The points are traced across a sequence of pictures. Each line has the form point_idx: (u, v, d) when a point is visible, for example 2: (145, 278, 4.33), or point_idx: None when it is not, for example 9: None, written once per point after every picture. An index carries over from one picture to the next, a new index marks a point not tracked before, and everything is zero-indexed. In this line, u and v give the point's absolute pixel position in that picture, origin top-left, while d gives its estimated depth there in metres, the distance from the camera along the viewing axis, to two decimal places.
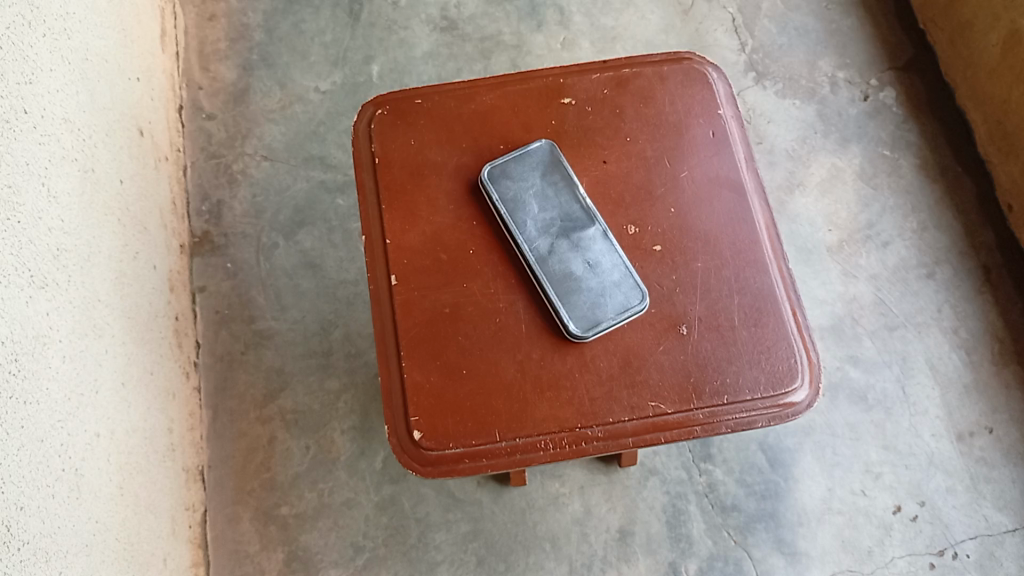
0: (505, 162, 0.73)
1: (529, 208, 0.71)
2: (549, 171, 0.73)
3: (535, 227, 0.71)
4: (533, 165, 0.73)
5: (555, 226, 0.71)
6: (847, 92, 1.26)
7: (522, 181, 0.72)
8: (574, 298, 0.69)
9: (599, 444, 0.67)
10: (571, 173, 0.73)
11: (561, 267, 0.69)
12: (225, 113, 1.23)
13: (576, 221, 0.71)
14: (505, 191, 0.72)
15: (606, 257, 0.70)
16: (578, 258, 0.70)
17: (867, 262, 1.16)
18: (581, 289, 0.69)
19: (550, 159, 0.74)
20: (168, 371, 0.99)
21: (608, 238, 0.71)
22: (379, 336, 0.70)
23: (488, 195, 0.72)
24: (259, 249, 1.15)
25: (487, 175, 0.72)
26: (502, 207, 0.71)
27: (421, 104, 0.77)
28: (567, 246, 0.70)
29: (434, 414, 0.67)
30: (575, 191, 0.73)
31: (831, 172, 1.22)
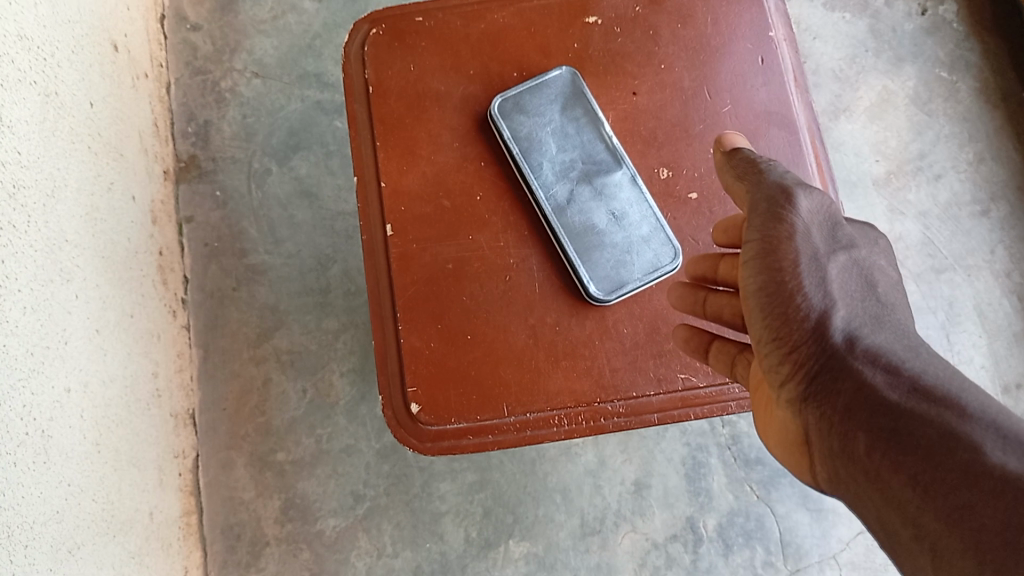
0: (518, 94, 0.63)
1: (545, 150, 0.62)
2: (569, 105, 0.63)
3: (554, 171, 0.61)
4: (550, 98, 0.63)
5: (575, 171, 0.62)
6: (903, 5, 1.12)
7: (539, 117, 0.63)
8: (596, 257, 0.60)
9: (620, 420, 0.59)
10: (595, 108, 0.63)
11: (583, 220, 0.60)
12: (211, 23, 1.11)
13: (601, 166, 0.62)
14: (519, 130, 0.62)
15: (634, 208, 0.61)
16: (601, 210, 0.61)
17: (916, 198, 1.06)
18: (606, 246, 0.60)
19: (572, 90, 0.64)
20: (152, 311, 0.92)
21: (638, 186, 0.61)
22: (373, 294, 0.62)
23: (499, 133, 0.62)
24: (251, 175, 1.06)
25: (498, 109, 0.62)
26: (515, 146, 0.62)
27: (423, 22, 0.67)
28: (589, 195, 0.61)
29: (433, 384, 0.59)
30: (600, 129, 0.63)
31: (881, 96, 1.10)
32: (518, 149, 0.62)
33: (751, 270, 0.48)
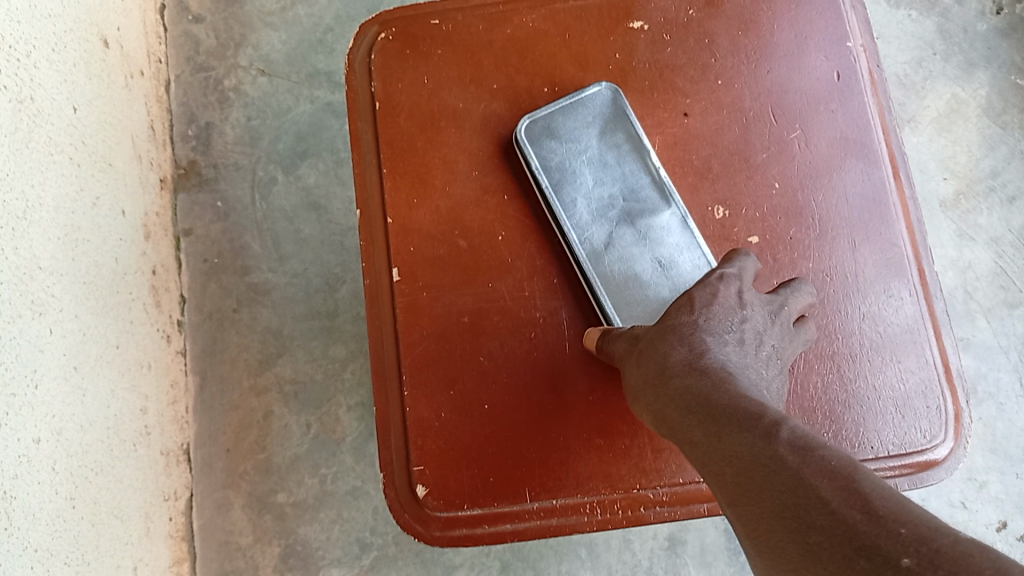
0: (547, 116, 0.53)
1: (580, 181, 0.52)
2: (608, 129, 0.53)
3: (590, 208, 0.51)
4: (587, 122, 0.53)
5: (615, 209, 0.52)
6: (977, 3, 1.01)
7: (572, 144, 0.53)
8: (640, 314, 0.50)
9: (664, 511, 0.49)
10: (640, 131, 0.53)
11: (625, 268, 0.51)
12: (215, 15, 1.02)
13: (646, 204, 0.52)
14: (549, 157, 0.52)
15: (684, 257, 0.51)
16: (645, 257, 0.51)
17: (989, 223, 0.95)
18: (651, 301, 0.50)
19: (614, 111, 0.54)
20: (141, 339, 0.83)
21: (689, 229, 0.51)
22: (374, 349, 0.53)
23: (526, 160, 0.52)
24: (254, 184, 0.97)
25: (525, 133, 0.53)
26: (545, 178, 0.52)
27: (439, 27, 0.57)
28: (632, 238, 0.51)
29: (444, 462, 0.50)
30: (645, 158, 0.53)
31: (952, 105, 0.98)
32: (549, 180, 0.52)
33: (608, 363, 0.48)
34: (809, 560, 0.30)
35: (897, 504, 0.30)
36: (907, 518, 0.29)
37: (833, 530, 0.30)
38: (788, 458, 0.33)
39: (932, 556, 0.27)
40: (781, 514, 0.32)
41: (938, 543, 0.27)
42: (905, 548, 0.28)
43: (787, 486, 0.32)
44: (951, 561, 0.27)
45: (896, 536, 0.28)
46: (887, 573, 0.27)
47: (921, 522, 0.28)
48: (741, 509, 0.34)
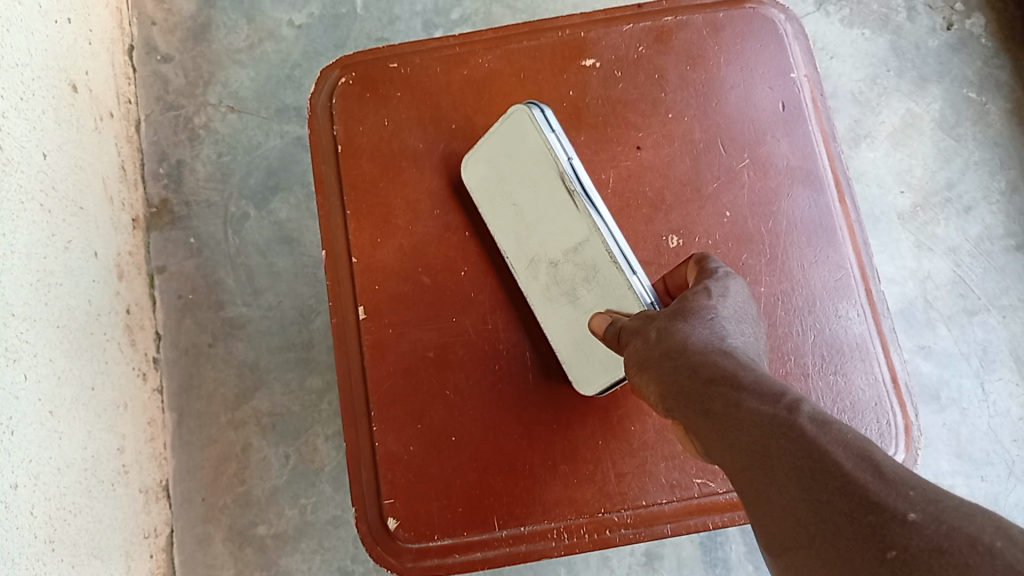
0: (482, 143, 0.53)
1: (509, 213, 0.53)
2: (528, 150, 0.50)
3: (521, 242, 0.53)
4: (513, 144, 0.51)
5: (542, 238, 0.51)
6: (928, 19, 1.04)
7: (500, 174, 0.52)
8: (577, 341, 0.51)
9: (628, 533, 0.51)
10: (558, 149, 0.48)
11: (558, 299, 0.52)
12: (183, 54, 1.04)
13: (569, 229, 0.49)
14: (484, 192, 0.54)
15: (610, 282, 0.48)
16: (577, 284, 0.50)
17: (945, 233, 0.97)
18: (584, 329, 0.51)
19: (531, 130, 0.49)
20: (117, 378, 0.84)
21: (612, 251, 0.47)
22: (344, 387, 0.54)
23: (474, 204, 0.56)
24: (227, 220, 0.98)
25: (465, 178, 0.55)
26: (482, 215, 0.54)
27: (397, 70, 0.59)
28: (557, 268, 0.51)
29: (414, 495, 0.52)
30: (562, 178, 0.48)
31: (905, 121, 1.01)
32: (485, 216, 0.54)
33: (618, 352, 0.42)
34: (817, 517, 0.28)
35: (904, 466, 0.29)
36: (913, 480, 0.28)
37: (843, 488, 0.28)
38: (802, 422, 0.31)
39: (941, 514, 0.26)
40: (788, 475, 0.30)
41: (944, 504, 0.27)
42: (911, 505, 0.27)
43: (798, 448, 0.30)
44: (953, 515, 0.27)
45: (907, 496, 0.27)
46: (894, 528, 0.26)
47: (929, 481, 0.28)
48: (748, 473, 0.31)
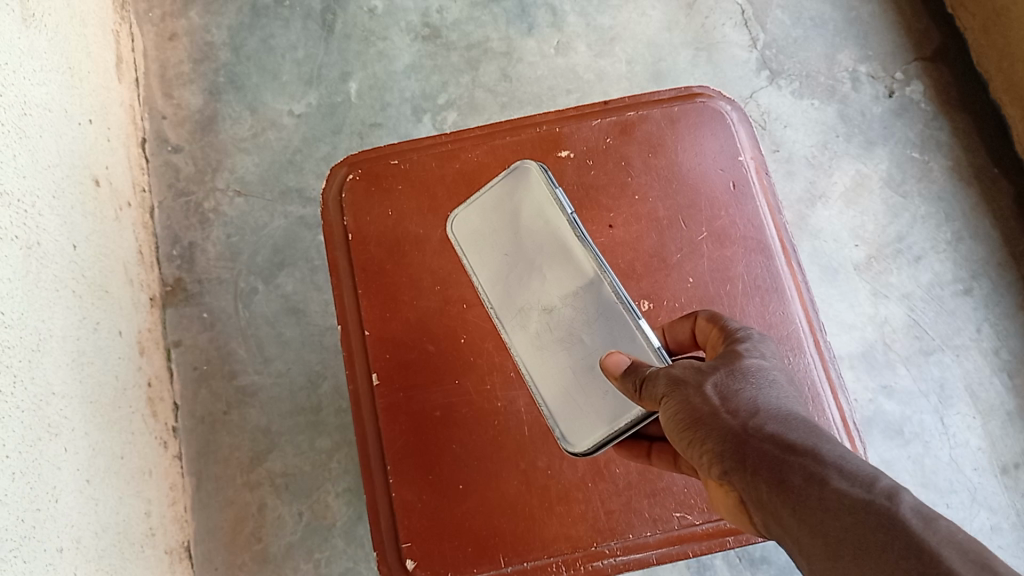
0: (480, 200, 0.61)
1: (502, 266, 0.59)
2: (533, 204, 0.59)
3: (511, 293, 0.59)
4: (515, 199, 0.59)
5: (536, 286, 0.58)
6: (871, 88, 1.15)
7: (497, 228, 0.60)
8: (563, 386, 0.57)
9: (618, 562, 0.59)
10: (563, 206, 0.57)
11: (548, 345, 0.58)
12: (192, 144, 1.13)
13: (570, 277, 0.57)
14: (474, 246, 0.61)
15: (614, 326, 0.55)
16: (573, 330, 0.57)
17: (898, 280, 1.06)
18: (579, 376, 0.57)
19: (537, 187, 0.59)
20: (142, 447, 0.91)
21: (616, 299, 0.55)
22: (362, 445, 0.62)
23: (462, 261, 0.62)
24: (237, 295, 1.06)
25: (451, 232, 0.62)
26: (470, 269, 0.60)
27: (398, 165, 0.68)
28: (550, 307, 0.58)
29: (429, 538, 0.59)
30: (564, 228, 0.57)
31: (856, 181, 1.11)
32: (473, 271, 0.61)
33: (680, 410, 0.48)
34: None
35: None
36: None
37: None
38: (910, 521, 0.35)
39: None
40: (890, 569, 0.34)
41: None
42: None
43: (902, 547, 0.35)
44: None
45: None
46: None
47: None
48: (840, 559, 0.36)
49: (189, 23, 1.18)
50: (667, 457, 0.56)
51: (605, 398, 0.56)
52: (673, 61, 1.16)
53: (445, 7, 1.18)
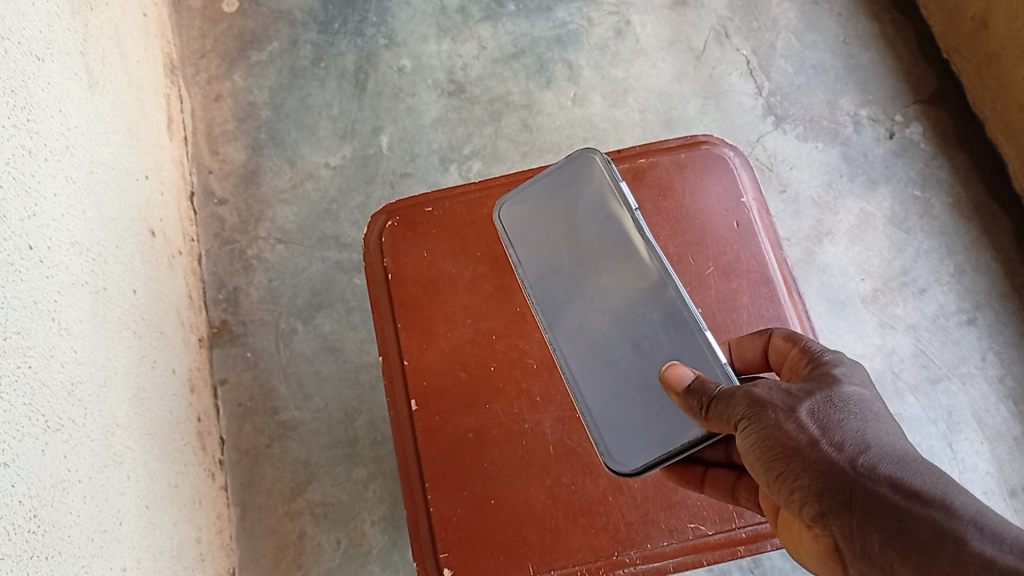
0: (537, 186, 0.68)
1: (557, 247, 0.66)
2: (593, 191, 0.66)
3: (563, 277, 0.65)
4: (574, 186, 0.67)
5: (592, 267, 0.65)
6: (872, 130, 1.21)
7: (555, 212, 0.67)
8: (614, 376, 0.62)
9: (637, 571, 0.64)
10: (624, 194, 0.65)
11: (599, 321, 0.63)
12: (236, 196, 1.22)
13: (627, 259, 0.64)
14: (529, 227, 0.67)
15: (676, 323, 0.61)
16: (630, 324, 0.63)
17: (904, 312, 1.11)
18: (635, 391, 0.62)
19: (601, 189, 0.66)
20: (193, 477, 0.98)
21: (677, 293, 0.62)
22: (403, 465, 0.68)
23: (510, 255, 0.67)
24: (278, 335, 1.13)
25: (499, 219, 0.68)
26: (519, 256, 0.66)
27: (433, 212, 0.75)
28: (601, 296, 0.64)
29: (463, 549, 0.64)
30: (625, 213, 0.64)
31: (860, 219, 1.16)
32: (524, 251, 0.67)
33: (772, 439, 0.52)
34: None
35: None
36: None
37: None
38: None
39: None
40: None
41: None
42: None
43: None
44: None
45: None
46: None
47: None
48: None
49: (233, 85, 1.28)
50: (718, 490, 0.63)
51: (659, 419, 0.61)
52: (683, 110, 1.24)
53: (469, 65, 1.27)
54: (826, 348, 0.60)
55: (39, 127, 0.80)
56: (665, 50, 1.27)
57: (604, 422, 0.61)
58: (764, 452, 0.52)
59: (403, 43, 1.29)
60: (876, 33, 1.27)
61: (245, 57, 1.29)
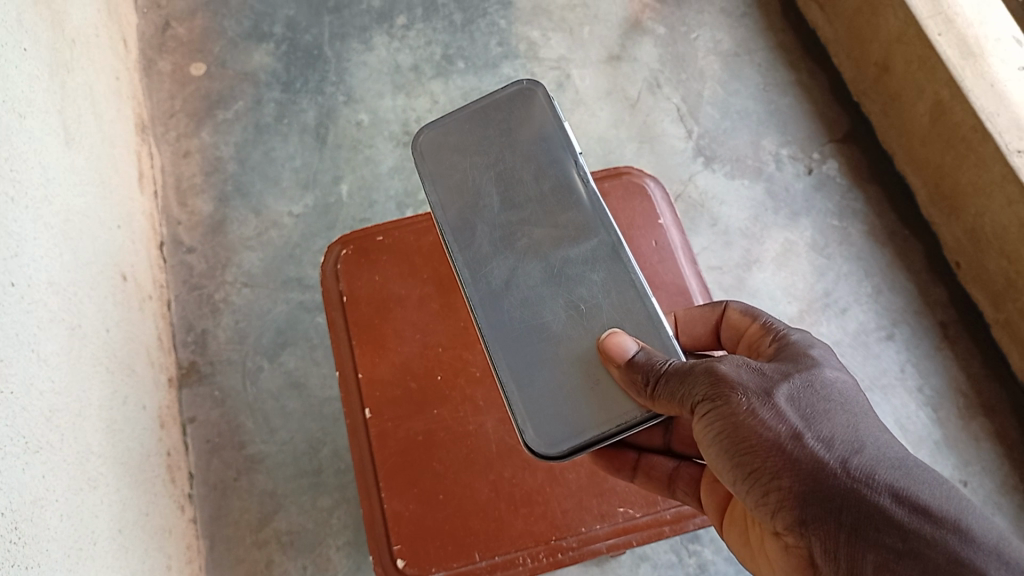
0: (471, 112, 0.79)
1: (488, 173, 0.76)
2: (535, 129, 0.78)
3: (501, 229, 0.74)
4: (513, 120, 0.78)
5: (525, 199, 0.75)
6: (793, 167, 1.33)
7: (494, 145, 0.78)
8: (550, 335, 0.70)
9: (574, 553, 0.71)
10: (569, 138, 0.77)
11: (536, 260, 0.72)
12: (204, 245, 1.29)
13: (563, 198, 0.74)
14: (462, 149, 0.78)
15: (615, 274, 0.71)
16: (570, 268, 0.72)
17: (828, 330, 1.21)
18: (567, 358, 0.69)
19: (544, 155, 0.77)
20: (163, 508, 1.02)
21: (618, 240, 0.72)
22: (359, 469, 0.74)
23: (436, 208, 0.75)
24: (245, 373, 1.19)
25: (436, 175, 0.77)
26: (460, 206, 0.75)
27: (383, 241, 0.83)
28: (536, 246, 0.73)
29: (415, 541, 0.71)
30: (569, 174, 0.75)
31: (785, 248, 1.27)
32: (450, 169, 0.77)
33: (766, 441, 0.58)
34: None
35: None
36: None
37: None
38: None
39: None
40: None
41: None
42: None
43: None
44: None
45: None
46: None
47: None
48: None
49: (201, 142, 1.36)
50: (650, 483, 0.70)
51: (593, 392, 0.68)
52: (621, 153, 1.34)
53: (423, 117, 1.37)
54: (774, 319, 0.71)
55: (20, 177, 0.87)
56: (603, 101, 1.38)
57: (531, 394, 0.68)
58: (748, 451, 0.59)
59: (361, 100, 1.39)
60: (793, 80, 1.39)
61: (212, 115, 1.38)
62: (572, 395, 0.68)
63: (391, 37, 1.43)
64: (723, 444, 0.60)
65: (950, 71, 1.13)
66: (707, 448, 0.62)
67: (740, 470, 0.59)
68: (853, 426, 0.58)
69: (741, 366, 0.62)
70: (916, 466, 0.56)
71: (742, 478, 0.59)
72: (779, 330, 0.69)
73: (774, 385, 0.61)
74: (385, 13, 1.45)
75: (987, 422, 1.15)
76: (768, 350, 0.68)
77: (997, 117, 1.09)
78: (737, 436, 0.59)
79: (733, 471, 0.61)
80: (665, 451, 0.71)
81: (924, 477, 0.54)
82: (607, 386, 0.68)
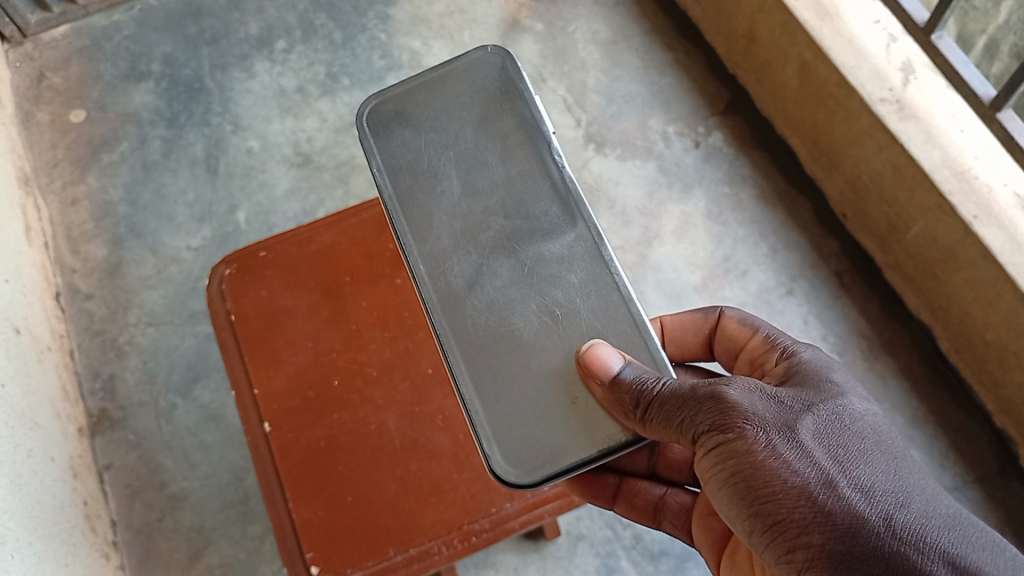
0: (431, 81, 0.82)
1: (448, 156, 0.78)
2: (507, 106, 0.80)
3: (467, 229, 0.74)
4: (481, 95, 0.81)
5: (489, 188, 0.76)
6: (680, 143, 1.37)
7: (463, 130, 0.79)
8: (519, 342, 0.70)
9: (487, 533, 0.81)
10: (541, 119, 0.78)
11: (503, 257, 0.73)
12: (102, 290, 1.26)
13: (534, 188, 0.76)
14: (421, 127, 0.80)
15: (595, 268, 0.72)
16: (544, 265, 0.72)
17: (731, 294, 1.26)
18: (542, 374, 0.69)
19: (521, 144, 0.78)
20: (84, 558, 1.00)
21: (597, 235, 0.73)
22: (266, 483, 0.82)
23: (387, 208, 0.76)
24: (158, 414, 1.17)
25: (386, 169, 0.78)
26: (418, 203, 0.76)
27: (266, 256, 0.91)
28: (500, 240, 0.74)
29: (326, 546, 0.79)
30: (548, 165, 0.76)
31: (682, 220, 1.31)
32: (404, 147, 0.79)
33: (794, 487, 0.55)
34: None
35: None
36: None
37: None
38: None
39: None
40: None
41: None
42: None
43: None
44: None
45: None
46: None
47: None
48: None
49: (88, 187, 1.33)
50: (626, 506, 0.80)
51: (572, 411, 0.68)
52: None
53: (314, 137, 1.37)
54: (767, 328, 0.76)
55: None
56: None
57: (499, 415, 0.68)
58: (770, 497, 0.56)
59: (248, 126, 1.38)
60: (670, 60, 1.43)
61: (97, 160, 1.35)
62: (546, 415, 0.68)
63: (272, 62, 1.43)
64: (742, 486, 0.58)
65: (808, 33, 1.16)
66: (722, 489, 0.59)
67: (762, 518, 0.57)
68: (886, 477, 0.56)
69: (764, 400, 0.60)
70: (963, 526, 0.53)
71: (766, 527, 0.56)
72: (783, 345, 0.73)
73: (799, 425, 0.59)
74: (264, 38, 1.45)
75: (891, 361, 1.20)
76: (775, 368, 0.71)
77: (857, 71, 1.12)
78: (759, 480, 0.57)
79: (752, 522, 0.58)
80: (650, 475, 0.81)
81: (970, 541, 0.51)
82: (586, 403, 0.68)
